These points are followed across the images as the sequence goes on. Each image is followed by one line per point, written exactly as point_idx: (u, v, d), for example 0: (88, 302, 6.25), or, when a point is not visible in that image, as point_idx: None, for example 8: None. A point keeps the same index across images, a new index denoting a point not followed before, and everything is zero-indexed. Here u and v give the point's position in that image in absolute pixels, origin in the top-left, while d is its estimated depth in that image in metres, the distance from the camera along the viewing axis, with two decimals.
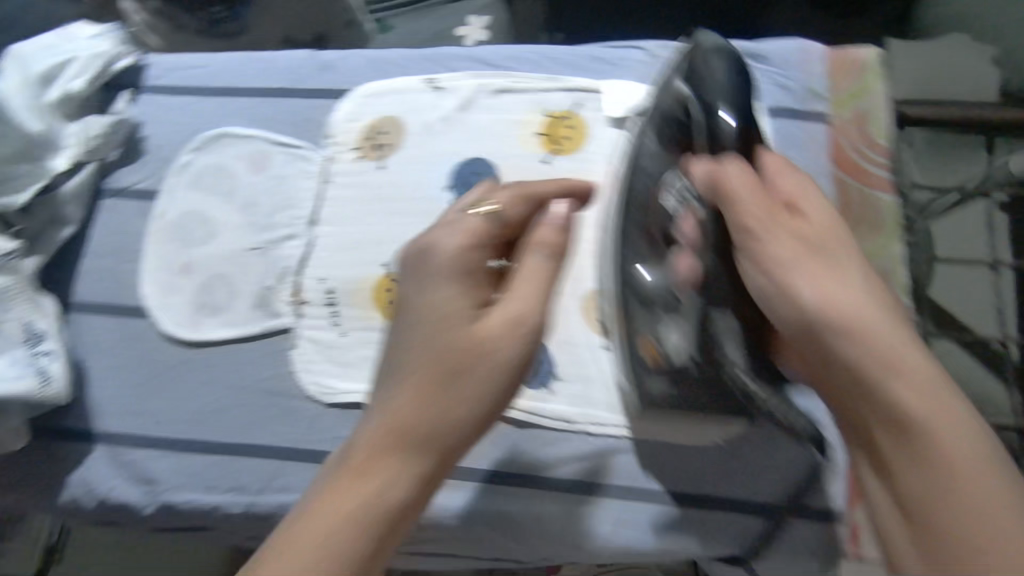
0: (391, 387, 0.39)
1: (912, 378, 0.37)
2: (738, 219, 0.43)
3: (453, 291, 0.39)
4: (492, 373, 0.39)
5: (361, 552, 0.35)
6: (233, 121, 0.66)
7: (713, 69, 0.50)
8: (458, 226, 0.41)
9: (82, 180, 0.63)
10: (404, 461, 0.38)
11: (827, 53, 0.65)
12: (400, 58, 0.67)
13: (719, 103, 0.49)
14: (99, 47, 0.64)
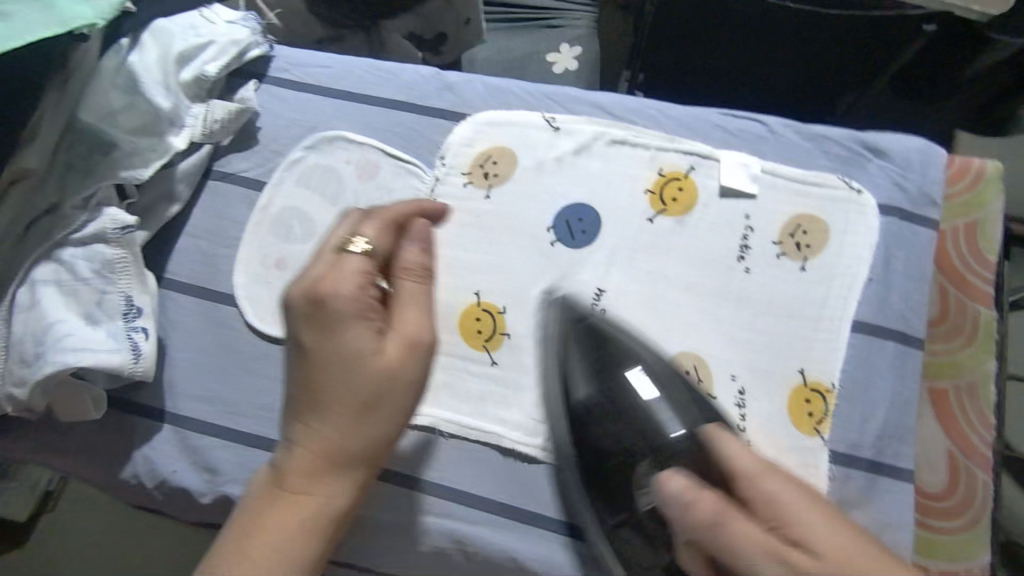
0: (309, 415, 0.47)
1: (815, 502, 0.43)
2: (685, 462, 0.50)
3: (359, 330, 0.47)
4: (386, 411, 0.48)
5: (308, 548, 0.46)
6: (349, 126, 0.67)
7: (596, 367, 0.59)
8: (341, 265, 0.48)
9: (196, 161, 0.64)
10: (343, 478, 0.48)
11: (946, 159, 0.65)
12: (521, 90, 0.68)
13: (662, 408, 0.56)
14: (236, 35, 0.66)
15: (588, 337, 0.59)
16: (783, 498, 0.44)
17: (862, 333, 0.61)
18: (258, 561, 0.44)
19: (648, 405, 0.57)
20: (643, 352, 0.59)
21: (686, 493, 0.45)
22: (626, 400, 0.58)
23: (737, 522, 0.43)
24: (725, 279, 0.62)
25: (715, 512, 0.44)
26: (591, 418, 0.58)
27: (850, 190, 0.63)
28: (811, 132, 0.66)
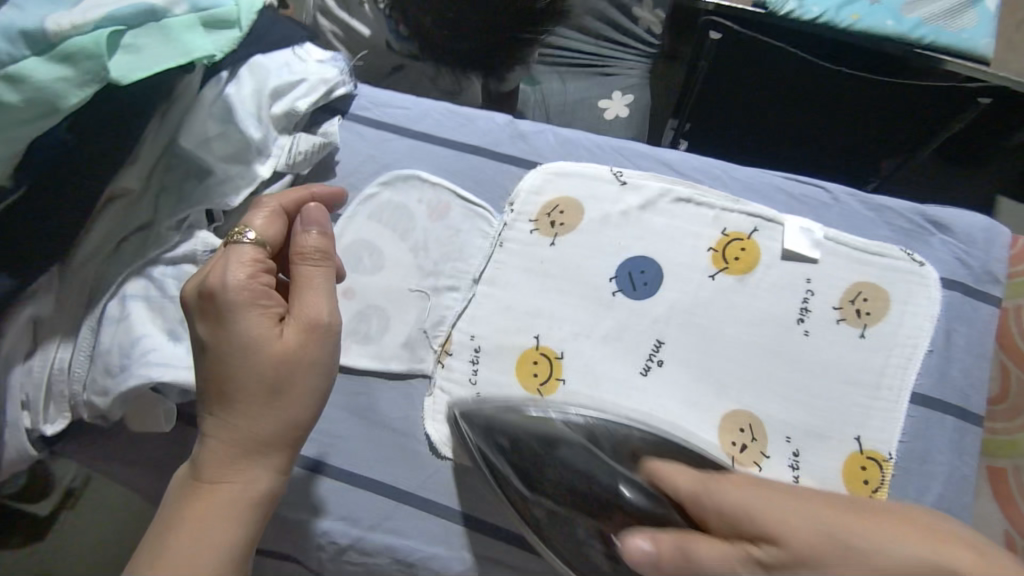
0: (219, 407, 0.48)
1: (760, 494, 0.39)
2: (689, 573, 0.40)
3: (254, 316, 0.48)
4: (299, 387, 0.49)
5: (233, 538, 0.46)
6: (424, 167, 0.70)
7: (492, 452, 0.55)
8: (237, 259, 0.50)
9: (278, 189, 0.67)
10: (259, 463, 0.48)
11: (1010, 239, 0.66)
12: (590, 144, 0.71)
13: (601, 471, 0.50)
14: (327, 74, 0.70)
15: (493, 433, 0.55)
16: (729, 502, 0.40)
17: (920, 406, 0.61)
18: (184, 548, 0.44)
19: (597, 470, 0.50)
20: (568, 422, 0.55)
21: (637, 542, 0.41)
22: (577, 478, 0.50)
23: (700, 548, 0.39)
24: (782, 341, 0.62)
25: (676, 546, 0.40)
26: (545, 510, 0.53)
27: (912, 262, 0.64)
28: (874, 202, 0.67)
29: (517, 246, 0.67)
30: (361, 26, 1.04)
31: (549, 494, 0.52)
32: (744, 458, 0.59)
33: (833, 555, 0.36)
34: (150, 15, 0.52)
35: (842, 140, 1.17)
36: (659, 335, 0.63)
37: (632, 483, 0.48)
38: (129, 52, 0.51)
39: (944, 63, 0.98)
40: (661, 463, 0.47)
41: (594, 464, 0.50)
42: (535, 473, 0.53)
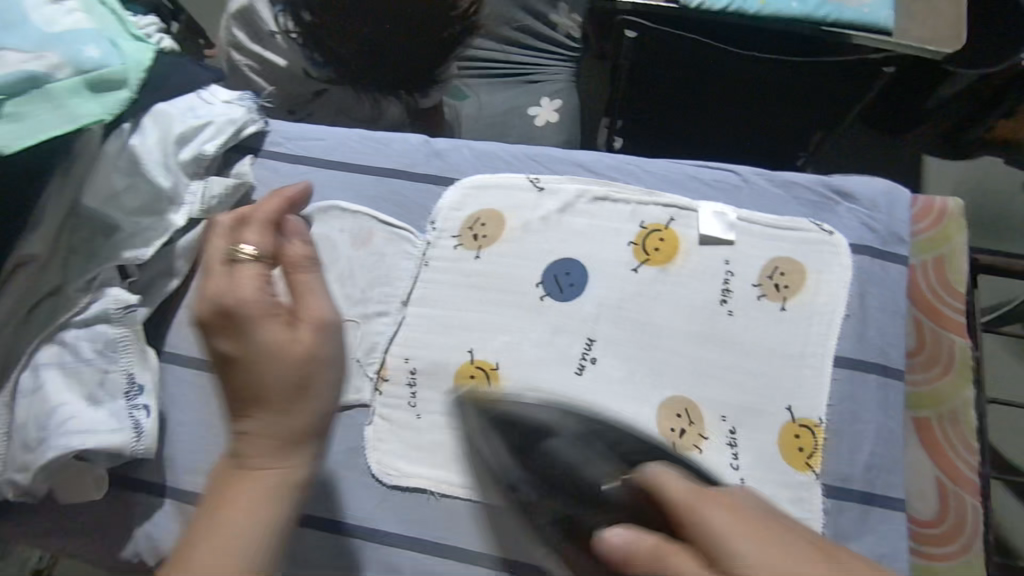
0: (246, 409, 0.47)
1: (761, 542, 0.36)
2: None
3: (273, 324, 0.47)
4: (320, 377, 0.48)
5: (276, 534, 0.45)
6: (342, 196, 0.70)
7: (481, 442, 0.57)
8: (229, 270, 0.49)
9: (194, 238, 0.65)
10: (295, 459, 0.48)
11: (910, 199, 0.69)
12: (506, 154, 0.72)
13: (587, 465, 0.49)
14: (233, 114, 0.69)
15: (494, 421, 0.56)
16: (749, 572, 0.35)
17: (844, 368, 0.63)
18: (225, 550, 0.43)
19: (581, 467, 0.49)
20: (542, 412, 0.56)
21: (613, 533, 0.39)
22: (563, 474, 0.50)
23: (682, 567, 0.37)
24: (710, 324, 0.64)
25: (652, 554, 0.38)
26: (520, 488, 0.53)
27: (822, 232, 0.66)
28: (782, 179, 0.69)
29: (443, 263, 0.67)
30: (276, 57, 0.98)
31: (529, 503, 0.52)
32: (684, 442, 0.61)
33: None
34: (32, 83, 0.53)
35: (763, 119, 1.21)
36: (590, 333, 0.64)
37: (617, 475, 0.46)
38: (10, 121, 0.51)
39: (851, 38, 1.00)
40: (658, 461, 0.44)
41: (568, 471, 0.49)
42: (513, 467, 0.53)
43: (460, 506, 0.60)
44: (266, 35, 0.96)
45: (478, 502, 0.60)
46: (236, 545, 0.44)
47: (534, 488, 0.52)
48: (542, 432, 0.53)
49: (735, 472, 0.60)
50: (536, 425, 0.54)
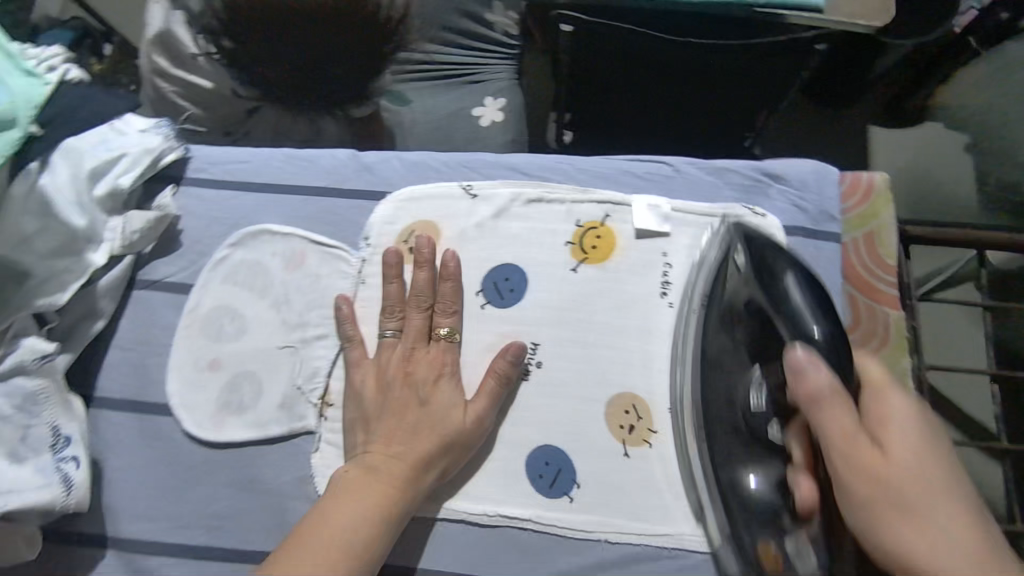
0: (406, 441, 0.57)
1: (906, 427, 0.48)
2: (815, 414, 0.49)
3: (453, 389, 0.59)
4: (470, 436, 0.58)
5: (380, 545, 0.53)
6: (272, 219, 0.69)
7: (755, 262, 0.57)
8: (435, 347, 0.61)
9: (119, 273, 0.64)
10: (414, 498, 0.56)
11: (839, 177, 0.70)
12: (437, 163, 0.71)
13: (795, 322, 0.54)
14: (148, 143, 0.67)
15: (751, 251, 0.58)
16: (833, 428, 0.48)
17: None
18: (345, 532, 0.52)
19: (799, 312, 0.54)
20: (742, 283, 0.58)
21: (807, 366, 0.50)
22: (814, 302, 0.54)
23: (829, 408, 0.48)
24: (652, 319, 0.64)
25: (826, 385, 0.49)
26: (748, 312, 0.57)
27: (755, 216, 0.67)
28: (713, 166, 0.70)
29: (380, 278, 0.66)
30: (200, 80, 0.95)
31: (683, 358, 0.61)
32: (633, 439, 0.61)
33: (896, 474, 0.46)
34: None
35: (703, 104, 1.21)
36: (534, 337, 0.64)
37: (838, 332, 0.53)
38: None
39: (782, 16, 1.00)
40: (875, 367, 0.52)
41: (725, 351, 0.59)
42: (693, 338, 0.61)
43: (413, 525, 0.59)
44: (189, 60, 0.93)
45: (432, 519, 0.59)
46: (347, 538, 0.52)
47: (750, 301, 0.57)
48: (769, 285, 0.56)
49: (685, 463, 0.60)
50: (773, 293, 0.55)
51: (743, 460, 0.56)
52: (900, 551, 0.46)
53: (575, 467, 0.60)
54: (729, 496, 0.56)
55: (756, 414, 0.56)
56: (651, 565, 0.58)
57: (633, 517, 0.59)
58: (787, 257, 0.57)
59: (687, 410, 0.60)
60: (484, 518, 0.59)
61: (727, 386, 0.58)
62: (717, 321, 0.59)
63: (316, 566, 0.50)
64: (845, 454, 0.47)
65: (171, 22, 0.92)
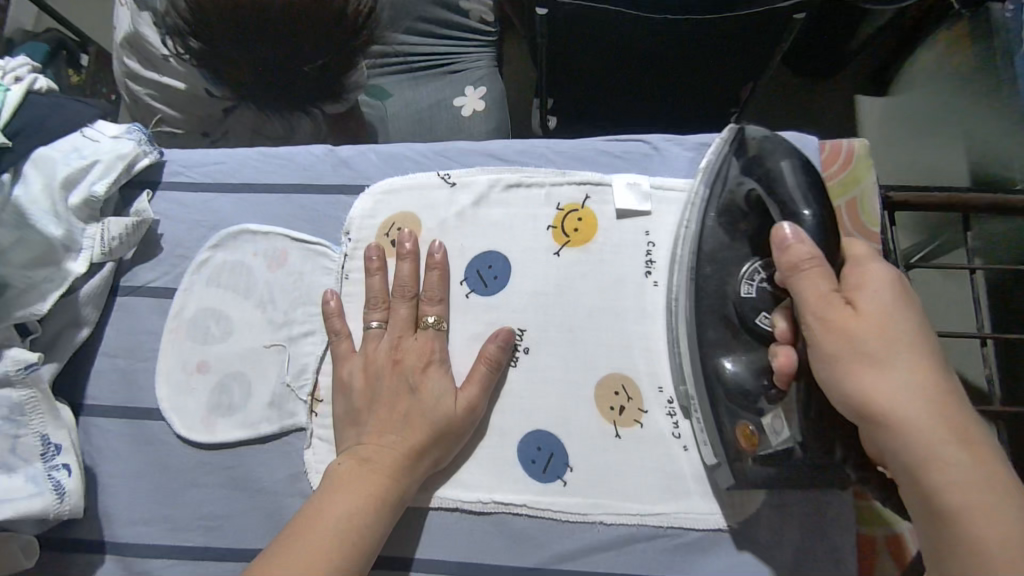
0: (398, 431, 0.56)
1: (880, 292, 0.48)
2: (794, 279, 0.50)
3: (443, 379, 0.59)
4: (461, 427, 0.58)
5: (374, 540, 0.53)
6: (251, 220, 0.68)
7: (768, 149, 0.59)
8: (425, 335, 0.61)
9: (100, 281, 0.64)
10: (405, 491, 0.56)
11: (817, 145, 0.70)
12: (414, 153, 0.70)
13: (789, 198, 0.55)
14: (121, 150, 0.66)
15: (748, 150, 0.59)
16: (807, 292, 0.49)
17: None
18: (339, 526, 0.51)
19: (790, 190, 0.55)
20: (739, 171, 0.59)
21: (791, 240, 0.51)
22: (799, 187, 0.55)
23: (808, 273, 0.49)
24: (638, 298, 0.64)
25: (807, 253, 0.50)
26: (739, 208, 0.58)
27: None
28: (691, 142, 0.70)
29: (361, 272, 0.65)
30: (173, 81, 0.95)
31: (678, 258, 0.61)
32: (624, 419, 0.61)
33: (860, 325, 0.46)
34: None
35: (685, 81, 1.21)
36: (521, 323, 0.63)
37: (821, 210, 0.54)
38: None
39: None
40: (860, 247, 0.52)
41: (722, 245, 0.58)
42: (690, 237, 0.60)
43: (411, 515, 0.60)
44: (159, 61, 0.92)
45: (428, 509, 0.59)
46: (345, 532, 0.51)
47: (745, 188, 0.58)
48: (764, 175, 0.57)
49: (678, 441, 0.60)
50: (770, 181, 0.57)
51: (726, 348, 0.56)
52: (861, 395, 0.45)
53: (567, 450, 0.60)
54: (708, 378, 0.56)
55: (744, 301, 0.56)
56: (648, 544, 0.58)
57: (627, 497, 0.59)
58: (783, 147, 0.59)
59: (682, 301, 0.59)
60: (479, 505, 0.59)
61: (720, 277, 0.57)
62: (717, 212, 0.59)
63: (314, 562, 0.49)
64: (814, 306, 0.48)
65: (139, 24, 0.91)
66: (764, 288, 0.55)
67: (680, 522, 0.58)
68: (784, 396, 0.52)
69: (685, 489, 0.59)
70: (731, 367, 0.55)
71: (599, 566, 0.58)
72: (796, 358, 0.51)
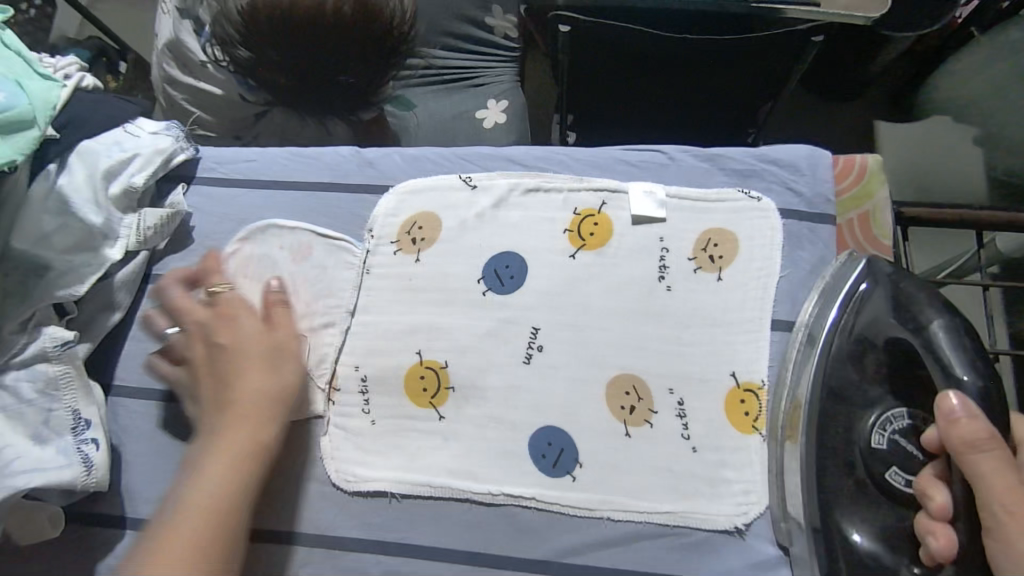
0: (228, 386, 0.57)
1: None
2: (977, 465, 0.44)
3: (250, 327, 0.60)
4: (282, 364, 0.60)
5: (227, 522, 0.52)
6: (279, 215, 0.71)
7: (913, 294, 0.56)
8: (198, 304, 0.61)
9: (133, 268, 0.67)
10: (254, 454, 0.55)
11: (831, 160, 0.71)
12: (438, 157, 0.73)
13: (947, 361, 0.52)
14: (160, 145, 0.69)
15: (894, 295, 0.56)
16: (992, 478, 0.44)
17: (783, 331, 0.64)
18: (193, 510, 0.51)
19: (944, 354, 0.52)
20: (875, 311, 0.57)
21: (971, 414, 0.45)
22: (959, 353, 0.52)
23: (991, 459, 0.44)
24: (652, 303, 0.65)
25: (988, 433, 0.44)
26: (868, 352, 0.56)
27: (750, 199, 0.68)
28: (707, 153, 0.71)
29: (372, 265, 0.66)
30: (211, 87, 0.99)
31: (793, 383, 0.59)
32: (635, 419, 0.62)
33: None
34: None
35: (702, 101, 1.23)
36: (535, 321, 0.65)
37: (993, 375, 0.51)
38: None
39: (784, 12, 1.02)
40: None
41: (850, 383, 0.55)
42: (814, 361, 0.57)
43: (423, 504, 0.61)
44: (197, 67, 0.97)
45: (441, 498, 0.61)
46: (217, 502, 0.52)
47: (888, 337, 0.55)
48: (913, 326, 0.54)
49: (688, 443, 0.61)
50: (922, 338, 0.54)
51: (850, 503, 0.53)
52: None
53: (577, 446, 0.61)
54: (825, 526, 0.53)
55: (875, 457, 0.53)
56: (654, 541, 0.59)
57: (634, 496, 0.59)
58: (936, 300, 0.55)
59: (800, 414, 0.57)
60: (489, 496, 0.60)
61: (847, 421, 0.55)
62: (846, 353, 0.56)
63: (193, 543, 0.50)
64: (1007, 503, 0.43)
65: (181, 31, 0.97)
66: (897, 442, 0.53)
67: (685, 522, 0.59)
68: (933, 574, 0.49)
69: (692, 489, 0.59)
70: (855, 528, 0.53)
71: (605, 562, 0.58)
72: (957, 541, 0.47)
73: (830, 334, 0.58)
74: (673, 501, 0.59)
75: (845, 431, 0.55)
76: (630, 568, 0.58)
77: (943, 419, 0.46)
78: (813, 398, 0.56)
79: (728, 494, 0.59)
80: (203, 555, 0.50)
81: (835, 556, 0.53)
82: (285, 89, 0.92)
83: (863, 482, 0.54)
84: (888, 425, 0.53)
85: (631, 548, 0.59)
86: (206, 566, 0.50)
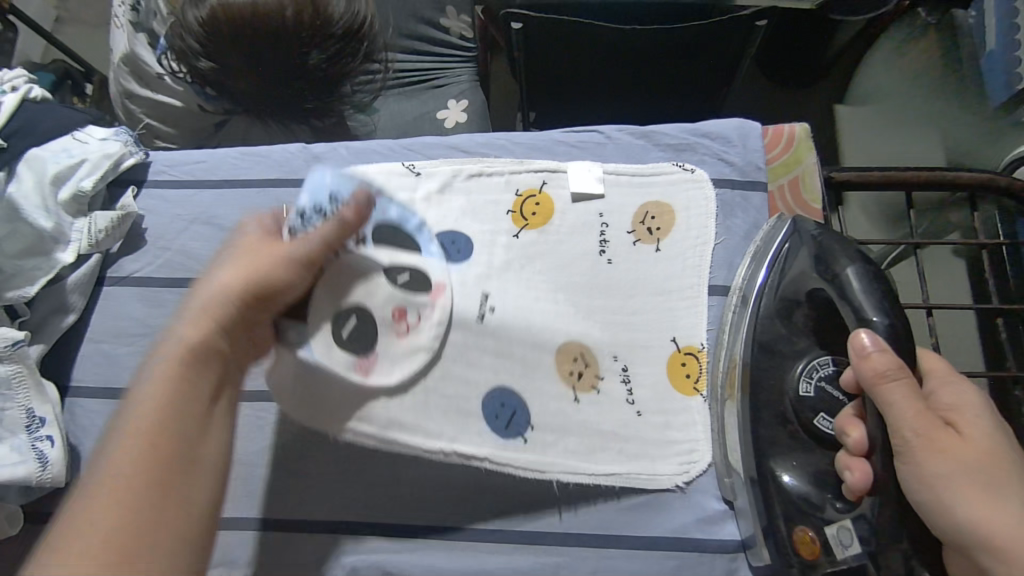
0: (207, 274, 0.50)
1: (976, 416, 0.47)
2: (888, 396, 0.47)
3: (251, 228, 0.53)
4: (259, 262, 0.49)
5: (173, 421, 0.44)
6: (231, 214, 0.73)
7: (832, 246, 0.58)
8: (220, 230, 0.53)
9: (86, 271, 0.68)
10: (205, 326, 0.47)
11: (761, 130, 0.74)
12: (383, 149, 0.75)
13: (855, 304, 0.54)
14: (109, 149, 0.71)
15: (817, 248, 0.59)
16: (902, 405, 0.46)
17: (721, 295, 0.66)
18: (138, 396, 0.44)
19: (856, 297, 0.54)
20: (798, 265, 0.59)
21: (876, 347, 0.48)
22: (869, 296, 0.54)
23: (899, 389, 0.47)
24: (594, 276, 0.67)
25: (895, 361, 0.47)
26: (793, 305, 0.58)
27: (685, 172, 0.70)
28: (642, 131, 0.74)
29: (394, 219, 0.60)
30: (168, 99, 1.00)
31: (730, 345, 0.61)
32: (583, 385, 0.63)
33: (964, 448, 0.45)
34: None
35: (658, 89, 1.25)
36: (481, 289, 0.63)
37: (902, 315, 0.53)
38: None
39: None
40: (940, 362, 0.51)
41: (779, 336, 0.58)
42: (746, 323, 0.59)
43: (381, 482, 0.61)
44: (153, 79, 0.99)
45: (397, 473, 0.61)
46: (152, 409, 0.44)
47: (812, 289, 0.58)
48: (829, 277, 0.57)
49: (632, 406, 0.63)
50: (837, 287, 0.56)
51: (785, 452, 0.55)
52: (968, 522, 0.44)
53: (528, 409, 0.61)
54: (761, 474, 0.55)
55: (802, 404, 0.55)
56: (606, 503, 0.60)
57: (580, 458, 0.60)
58: (851, 249, 0.58)
59: (737, 370, 0.59)
60: (441, 456, 0.57)
61: (780, 371, 0.57)
62: (775, 307, 0.59)
63: (119, 457, 0.42)
64: (913, 429, 0.46)
65: (136, 44, 0.98)
66: (823, 387, 0.55)
67: (632, 483, 0.60)
68: (852, 510, 0.51)
69: (636, 452, 0.61)
70: (786, 473, 0.54)
71: (558, 527, 0.60)
72: (873, 473, 0.50)
73: (760, 293, 0.60)
74: (620, 462, 0.60)
75: (777, 383, 0.57)
76: (584, 531, 0.60)
77: (853, 357, 0.49)
78: (746, 352, 0.58)
79: (670, 455, 0.61)
80: (142, 466, 0.42)
81: (774, 503, 0.54)
82: (242, 95, 0.95)
83: (793, 430, 0.55)
84: (815, 373, 0.56)
85: (584, 510, 0.60)
86: (145, 465, 0.42)
